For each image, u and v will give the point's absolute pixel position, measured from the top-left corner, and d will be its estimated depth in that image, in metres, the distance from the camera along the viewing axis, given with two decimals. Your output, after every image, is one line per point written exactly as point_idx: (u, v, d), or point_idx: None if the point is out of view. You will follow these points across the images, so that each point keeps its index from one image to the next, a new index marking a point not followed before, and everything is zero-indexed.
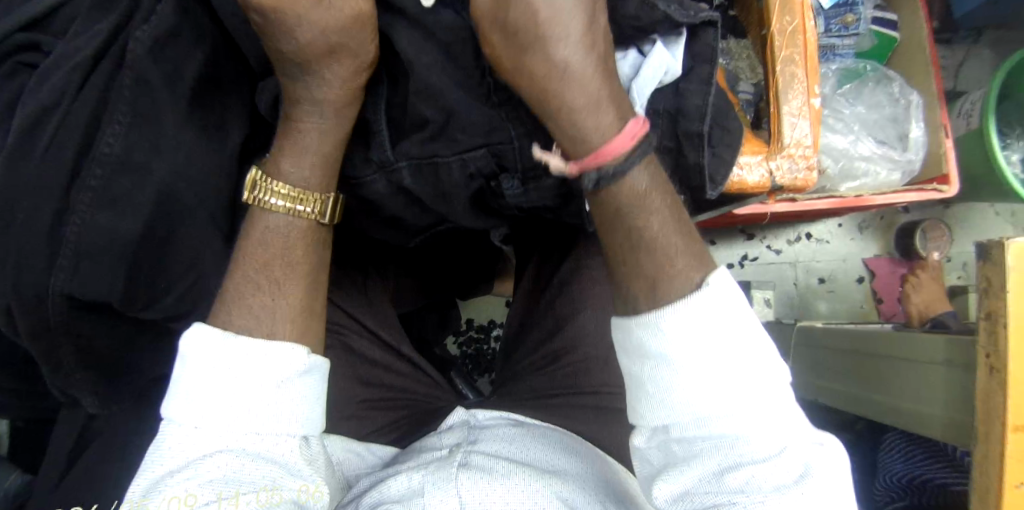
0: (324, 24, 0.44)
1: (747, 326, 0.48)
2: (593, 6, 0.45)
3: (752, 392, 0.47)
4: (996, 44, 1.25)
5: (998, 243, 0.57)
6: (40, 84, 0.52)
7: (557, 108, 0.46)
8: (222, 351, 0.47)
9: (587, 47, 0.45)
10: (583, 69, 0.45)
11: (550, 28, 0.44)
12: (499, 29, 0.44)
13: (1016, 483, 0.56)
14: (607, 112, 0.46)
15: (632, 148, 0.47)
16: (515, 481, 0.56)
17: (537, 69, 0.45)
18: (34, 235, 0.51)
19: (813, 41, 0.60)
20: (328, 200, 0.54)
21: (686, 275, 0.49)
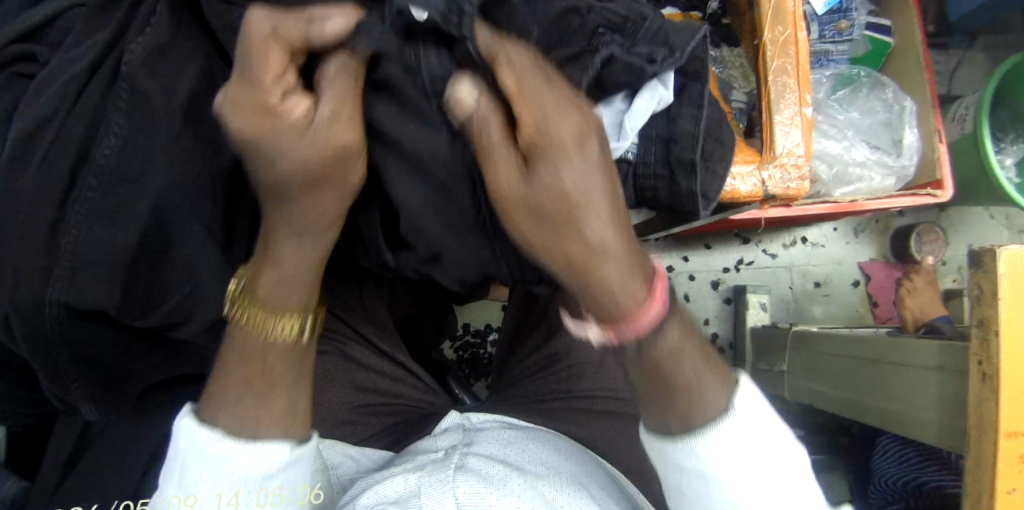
0: (306, 151, 0.43)
1: (774, 433, 0.50)
2: (608, 174, 0.46)
3: (789, 491, 0.50)
4: (990, 48, 1.26)
5: (990, 251, 0.57)
6: (37, 96, 0.52)
7: (595, 282, 0.45)
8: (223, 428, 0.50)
9: (614, 224, 0.45)
10: (615, 245, 0.45)
11: (577, 208, 0.44)
12: (526, 211, 0.45)
13: (1008, 486, 0.57)
14: (641, 283, 0.46)
15: (662, 310, 0.47)
16: (512, 486, 0.55)
17: (570, 249, 0.45)
18: (31, 246, 0.51)
19: (805, 50, 0.60)
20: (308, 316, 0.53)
21: (706, 402, 0.49)
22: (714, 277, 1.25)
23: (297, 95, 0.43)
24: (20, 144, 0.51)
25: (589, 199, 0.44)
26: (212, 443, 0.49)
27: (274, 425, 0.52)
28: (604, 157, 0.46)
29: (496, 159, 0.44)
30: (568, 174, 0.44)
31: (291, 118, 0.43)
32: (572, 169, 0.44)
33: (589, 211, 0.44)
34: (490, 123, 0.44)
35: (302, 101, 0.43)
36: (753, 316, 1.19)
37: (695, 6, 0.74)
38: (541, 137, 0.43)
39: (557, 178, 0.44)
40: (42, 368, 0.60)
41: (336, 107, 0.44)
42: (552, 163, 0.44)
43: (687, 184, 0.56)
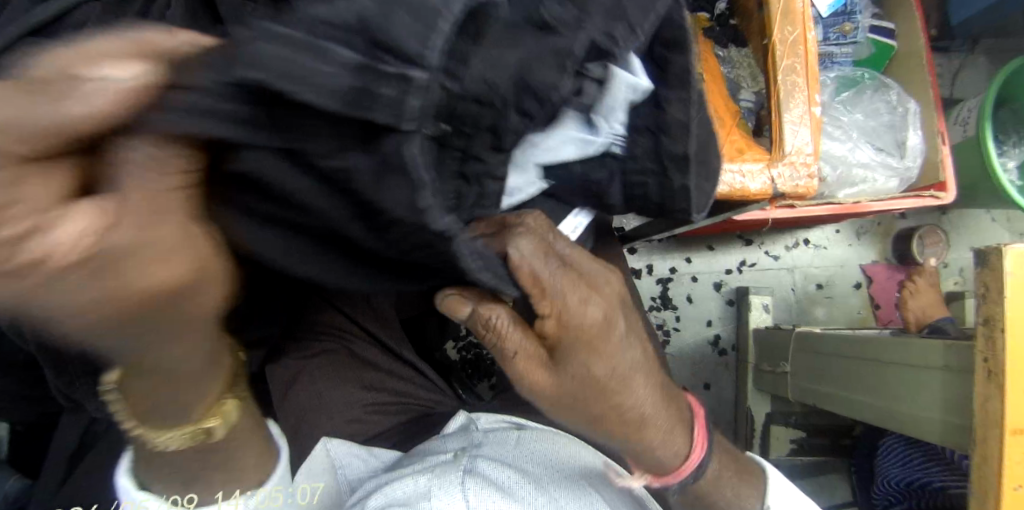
0: (95, 302, 0.25)
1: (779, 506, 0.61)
2: (637, 333, 0.50)
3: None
4: (991, 52, 1.27)
5: (996, 250, 0.58)
6: None
7: (641, 445, 0.51)
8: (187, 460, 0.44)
9: (653, 389, 0.50)
10: (653, 407, 0.50)
11: (613, 390, 0.47)
12: (561, 401, 0.47)
13: (1014, 484, 0.57)
14: (678, 435, 0.53)
15: (702, 454, 0.55)
16: (520, 491, 0.56)
17: (620, 416, 0.49)
18: None
19: (813, 51, 0.60)
20: (213, 416, 0.42)
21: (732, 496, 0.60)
22: (717, 278, 1.25)
23: (67, 212, 0.24)
24: None
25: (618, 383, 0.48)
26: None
27: (244, 466, 0.48)
28: (630, 322, 0.49)
29: (516, 355, 0.46)
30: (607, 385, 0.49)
31: (62, 261, 0.23)
32: (604, 357, 0.46)
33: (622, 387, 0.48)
34: (497, 319, 0.45)
35: (77, 220, 0.24)
36: (756, 317, 1.20)
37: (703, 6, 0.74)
38: (564, 334, 0.45)
39: (587, 368, 0.46)
40: (50, 364, 0.60)
41: (139, 221, 0.26)
42: (583, 351, 0.45)
43: (679, 182, 0.49)
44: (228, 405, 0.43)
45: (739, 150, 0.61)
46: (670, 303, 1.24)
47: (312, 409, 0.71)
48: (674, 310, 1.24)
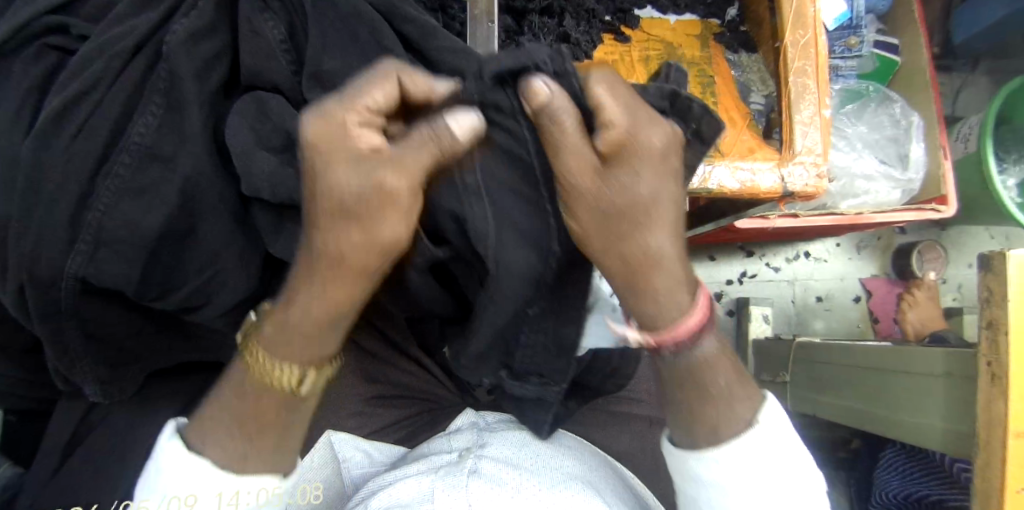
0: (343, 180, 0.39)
1: (786, 445, 0.52)
2: (594, 209, 0.43)
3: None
4: (993, 72, 1.29)
5: (1000, 255, 0.58)
6: (75, 73, 0.53)
7: (646, 289, 0.45)
8: (192, 470, 0.48)
9: (676, 239, 0.45)
10: (673, 258, 0.45)
11: (646, 268, 0.45)
12: (595, 215, 0.43)
13: (1016, 486, 0.57)
14: (684, 291, 0.46)
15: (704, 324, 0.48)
16: (524, 492, 0.54)
17: (631, 255, 0.44)
18: (54, 217, 0.52)
19: (825, 55, 0.61)
20: (311, 371, 0.48)
21: (741, 418, 0.51)
22: (718, 288, 1.25)
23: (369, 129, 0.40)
24: (52, 118, 0.51)
25: (664, 253, 0.45)
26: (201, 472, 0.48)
27: (266, 458, 0.49)
28: (604, 175, 0.42)
29: (571, 156, 0.42)
30: (633, 177, 0.42)
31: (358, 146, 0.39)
32: (648, 179, 0.43)
33: (663, 265, 0.45)
34: (564, 117, 0.40)
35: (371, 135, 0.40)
36: (756, 329, 1.19)
37: (714, 12, 0.74)
38: (629, 143, 0.42)
39: (633, 243, 0.44)
40: (50, 344, 0.58)
41: (324, 135, 0.39)
42: (624, 210, 0.43)
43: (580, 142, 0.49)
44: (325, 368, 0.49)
45: (750, 150, 0.63)
46: None
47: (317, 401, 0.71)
48: None
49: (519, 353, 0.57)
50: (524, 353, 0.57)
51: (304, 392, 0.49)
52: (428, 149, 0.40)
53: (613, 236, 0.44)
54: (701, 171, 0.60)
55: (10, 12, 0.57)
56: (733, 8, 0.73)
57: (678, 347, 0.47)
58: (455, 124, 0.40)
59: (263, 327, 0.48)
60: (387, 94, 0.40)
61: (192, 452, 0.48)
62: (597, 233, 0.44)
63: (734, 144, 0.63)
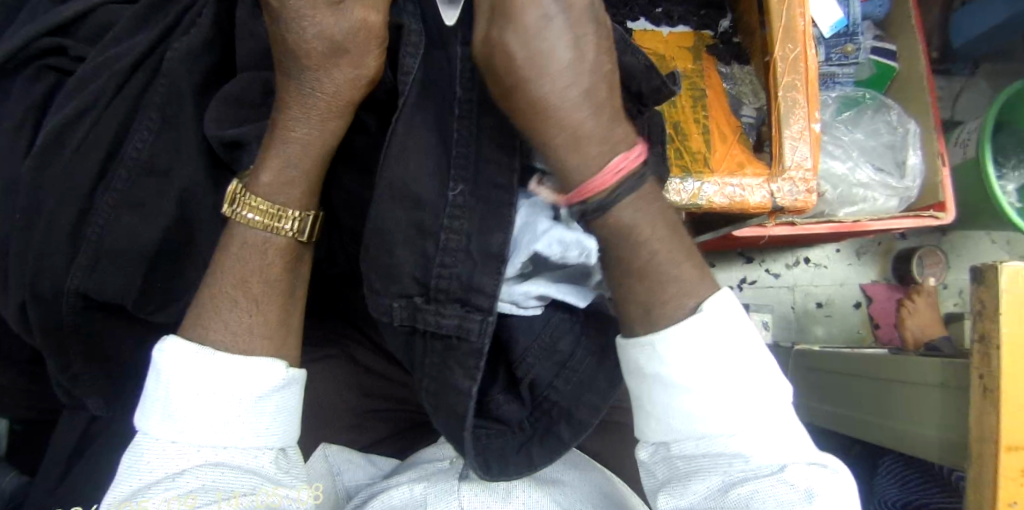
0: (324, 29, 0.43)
1: (748, 335, 0.45)
2: (487, 66, 0.43)
3: (763, 417, 0.44)
4: (993, 75, 1.28)
5: (993, 267, 0.58)
6: (76, 90, 0.54)
7: (544, 145, 0.43)
8: (198, 374, 0.44)
9: (573, 88, 0.42)
10: (569, 108, 0.42)
11: (539, 121, 0.43)
12: (488, 70, 0.43)
13: (1010, 500, 0.57)
14: (593, 150, 0.43)
15: (618, 186, 0.43)
16: (515, 496, 0.56)
17: (523, 111, 0.43)
18: (56, 232, 0.53)
19: (814, 69, 0.62)
20: (308, 217, 0.50)
21: (678, 302, 0.45)
22: None
23: None
24: (53, 137, 0.52)
25: (567, 100, 0.42)
26: (204, 361, 0.44)
27: (270, 338, 0.48)
28: (488, 35, 0.41)
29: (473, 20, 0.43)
30: (519, 25, 0.40)
31: None
32: (530, 30, 0.40)
33: (567, 111, 0.42)
34: None
35: None
36: None
37: (707, 24, 0.74)
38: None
39: (525, 96, 0.42)
40: (54, 358, 0.60)
41: None
42: (512, 65, 0.41)
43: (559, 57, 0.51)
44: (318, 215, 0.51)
45: (739, 164, 0.63)
46: None
47: (314, 414, 0.72)
48: None
49: (432, 280, 0.49)
50: (440, 259, 0.49)
51: (304, 238, 0.50)
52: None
53: (505, 93, 0.43)
54: (691, 188, 0.61)
55: (12, 32, 0.58)
56: (725, 20, 0.74)
57: (593, 208, 0.44)
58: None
59: (255, 178, 0.48)
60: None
61: (192, 344, 0.45)
62: (494, 89, 0.43)
63: (723, 158, 0.63)
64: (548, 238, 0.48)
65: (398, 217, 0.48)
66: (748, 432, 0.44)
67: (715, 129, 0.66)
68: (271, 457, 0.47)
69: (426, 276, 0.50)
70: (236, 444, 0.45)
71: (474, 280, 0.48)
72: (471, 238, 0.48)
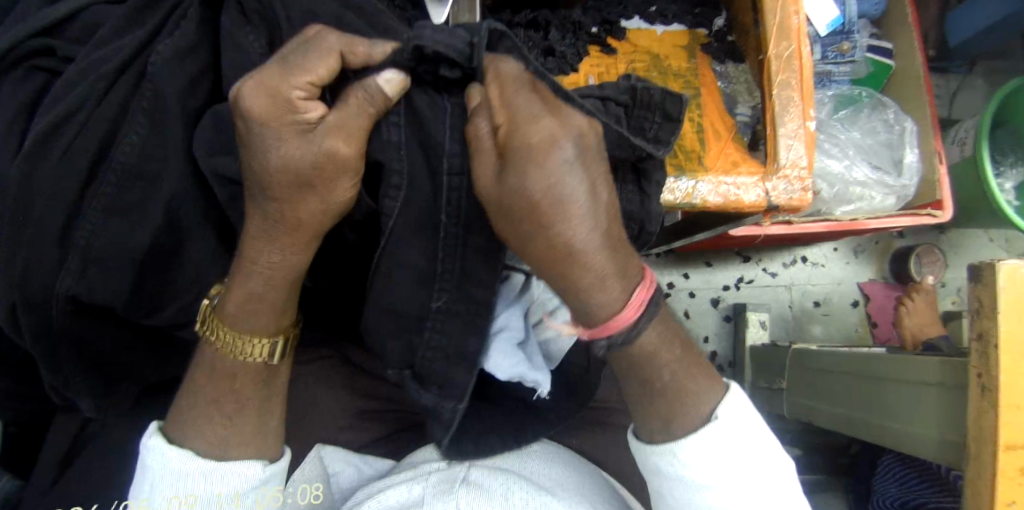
0: (290, 156, 0.40)
1: (755, 428, 0.50)
2: (501, 208, 0.39)
3: (776, 502, 0.50)
4: (989, 73, 1.28)
5: (990, 265, 0.58)
6: (63, 94, 0.53)
7: (570, 288, 0.40)
8: (183, 473, 0.49)
9: (595, 223, 0.38)
10: (595, 247, 0.39)
11: (562, 262, 0.39)
12: (503, 215, 0.40)
13: (1009, 500, 0.57)
14: (616, 284, 0.40)
15: (636, 318, 0.42)
16: (514, 498, 0.54)
17: (543, 251, 0.39)
18: (45, 237, 0.52)
19: (809, 67, 0.61)
20: (278, 340, 0.51)
21: (696, 410, 0.49)
22: (714, 293, 1.25)
23: (317, 100, 0.41)
24: (38, 141, 0.52)
25: (592, 242, 0.39)
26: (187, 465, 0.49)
27: (246, 442, 0.52)
28: (501, 179, 0.39)
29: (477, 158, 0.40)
30: (531, 173, 0.37)
31: (302, 118, 0.40)
32: (545, 173, 0.37)
33: (592, 252, 0.39)
34: (479, 121, 0.40)
35: (319, 106, 0.40)
36: (753, 334, 1.18)
37: (701, 22, 0.73)
38: (514, 139, 0.38)
39: (546, 238, 0.38)
40: (44, 362, 0.59)
41: (262, 111, 0.40)
42: (529, 211, 0.38)
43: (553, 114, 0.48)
44: (289, 333, 0.52)
45: (734, 163, 0.62)
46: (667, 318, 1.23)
47: (307, 416, 0.71)
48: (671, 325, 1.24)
49: (419, 351, 0.50)
50: (423, 352, 0.49)
51: (274, 361, 0.52)
52: (364, 111, 0.40)
53: (523, 242, 0.40)
54: (684, 186, 0.61)
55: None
56: (720, 18, 0.73)
57: (619, 340, 0.43)
58: (382, 82, 0.40)
59: (223, 306, 0.49)
60: (329, 64, 0.40)
61: (175, 448, 0.50)
62: (511, 236, 0.40)
63: (717, 157, 0.63)
64: (513, 373, 0.48)
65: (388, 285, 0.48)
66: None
67: (709, 128, 0.66)
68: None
69: (411, 357, 0.50)
70: None
71: (450, 377, 0.49)
72: (450, 342, 0.48)
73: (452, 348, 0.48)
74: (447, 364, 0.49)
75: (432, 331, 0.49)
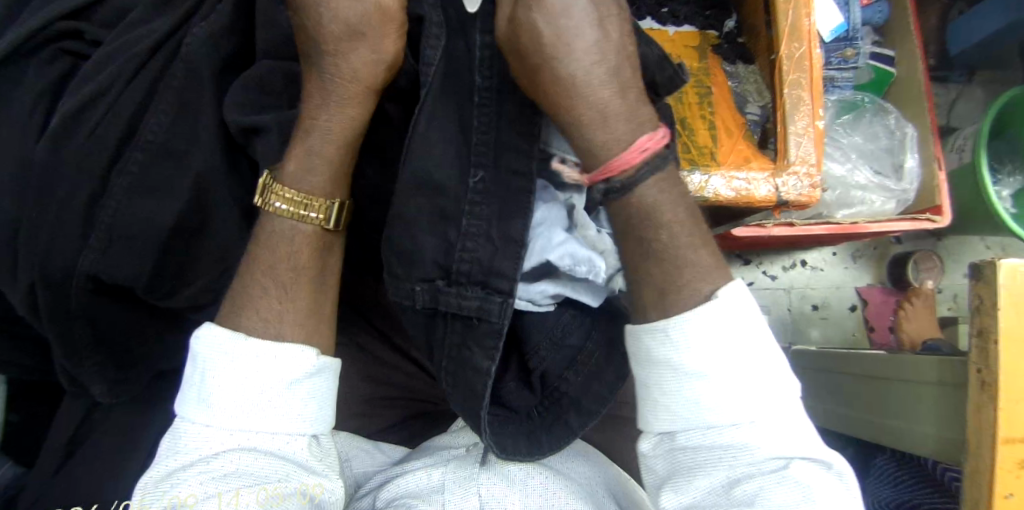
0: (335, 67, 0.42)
1: (759, 325, 0.45)
2: (512, 47, 0.45)
3: (777, 404, 0.44)
4: (988, 83, 1.31)
5: (990, 264, 0.59)
6: (92, 74, 0.55)
7: (572, 123, 0.45)
8: (237, 355, 0.44)
9: (598, 62, 0.44)
10: (599, 83, 0.45)
11: (567, 95, 0.45)
12: (515, 53, 0.45)
13: (1006, 492, 0.58)
14: (617, 123, 0.45)
15: (644, 161, 0.45)
16: (534, 483, 0.56)
17: (551, 87, 0.45)
18: (70, 214, 0.53)
19: (819, 67, 0.63)
20: (335, 204, 0.49)
21: (693, 286, 0.46)
22: None
23: None
24: (69, 119, 0.53)
25: (596, 77, 0.44)
26: (239, 343, 0.45)
27: None
28: (512, 19, 0.45)
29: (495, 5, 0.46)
30: (540, 9, 0.43)
31: None
32: (554, 8, 0.43)
33: (594, 87, 0.45)
34: None
35: None
36: None
37: (712, 23, 0.75)
38: None
39: (554, 71, 0.44)
40: (60, 342, 0.59)
41: None
42: (538, 46, 0.44)
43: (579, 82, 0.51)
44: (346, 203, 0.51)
45: (745, 159, 0.64)
46: None
47: None
48: None
49: (458, 243, 0.50)
50: (461, 244, 0.49)
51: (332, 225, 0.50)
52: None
53: (535, 80, 0.45)
54: (698, 180, 0.62)
55: (26, 16, 0.58)
56: (730, 20, 0.75)
57: (618, 186, 0.45)
58: None
59: (283, 168, 0.49)
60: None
61: (227, 328, 0.45)
62: (522, 74, 0.46)
63: (729, 152, 0.64)
64: (562, 250, 0.50)
65: (428, 162, 0.49)
66: (767, 422, 0.44)
67: (721, 126, 0.67)
68: (305, 440, 0.46)
69: (448, 260, 0.50)
70: (268, 427, 0.45)
71: (495, 264, 0.49)
72: (491, 222, 0.49)
73: (496, 229, 0.49)
74: (468, 350, 0.52)
75: (469, 228, 0.49)
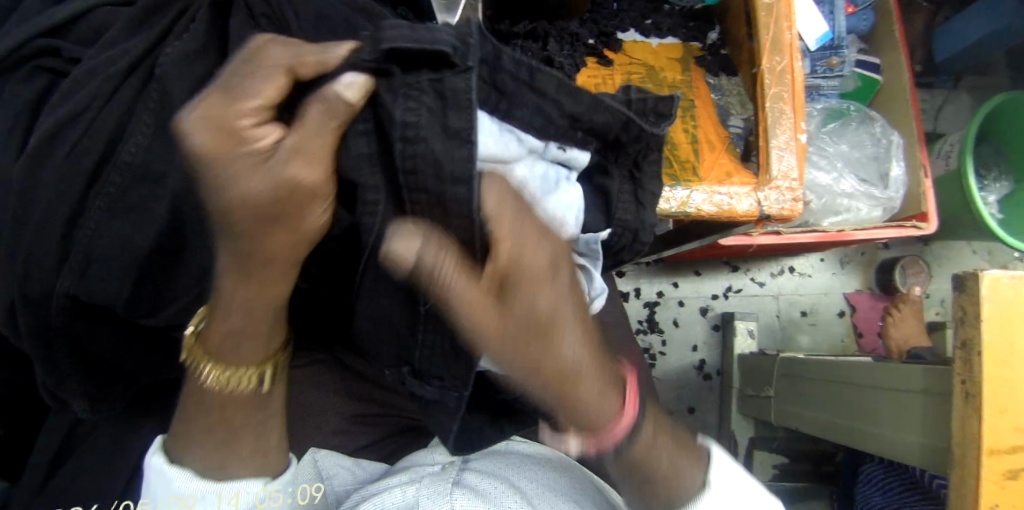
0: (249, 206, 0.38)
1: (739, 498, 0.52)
2: (502, 335, 0.37)
3: None
4: (973, 89, 1.32)
5: (973, 275, 0.59)
6: (70, 93, 0.54)
7: (568, 400, 0.42)
8: (183, 490, 0.50)
9: (587, 342, 0.41)
10: (589, 364, 0.41)
11: (566, 382, 0.41)
12: (508, 348, 0.38)
13: (991, 503, 0.58)
14: (609, 396, 0.45)
15: (634, 415, 0.47)
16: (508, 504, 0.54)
17: (555, 373, 0.40)
18: (47, 236, 0.53)
19: (800, 80, 0.63)
20: (266, 368, 0.51)
21: (673, 482, 0.51)
22: (703, 303, 1.26)
23: (272, 124, 0.39)
24: (45, 140, 0.52)
25: (586, 361, 0.41)
26: (186, 483, 0.50)
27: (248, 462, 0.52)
28: (501, 310, 0.37)
29: (456, 293, 0.35)
30: (535, 297, 0.37)
31: (257, 147, 0.38)
32: (550, 293, 0.38)
33: (587, 372, 0.42)
34: (444, 254, 0.34)
35: (274, 129, 0.39)
36: (741, 343, 1.21)
37: (695, 35, 0.75)
38: (514, 267, 0.37)
39: (554, 356, 0.39)
40: (40, 362, 0.59)
41: (213, 140, 0.37)
42: (535, 337, 0.38)
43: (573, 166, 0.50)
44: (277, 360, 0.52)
45: (727, 173, 0.64)
46: (656, 326, 1.24)
47: (301, 419, 0.71)
48: (660, 333, 1.24)
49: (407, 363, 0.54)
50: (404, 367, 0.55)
51: (266, 389, 0.52)
52: (325, 119, 0.38)
53: (534, 369, 0.39)
54: (680, 195, 0.62)
55: (4, 34, 0.58)
56: (713, 32, 0.75)
57: (625, 437, 0.47)
58: (340, 88, 0.39)
59: (207, 338, 0.48)
60: (278, 84, 0.39)
61: (179, 468, 0.50)
62: (514, 365, 0.39)
63: (712, 167, 0.65)
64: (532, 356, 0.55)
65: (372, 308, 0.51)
66: None
67: (703, 139, 0.68)
68: None
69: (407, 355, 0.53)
70: None
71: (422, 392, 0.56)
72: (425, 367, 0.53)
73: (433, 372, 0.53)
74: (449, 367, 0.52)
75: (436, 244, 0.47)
